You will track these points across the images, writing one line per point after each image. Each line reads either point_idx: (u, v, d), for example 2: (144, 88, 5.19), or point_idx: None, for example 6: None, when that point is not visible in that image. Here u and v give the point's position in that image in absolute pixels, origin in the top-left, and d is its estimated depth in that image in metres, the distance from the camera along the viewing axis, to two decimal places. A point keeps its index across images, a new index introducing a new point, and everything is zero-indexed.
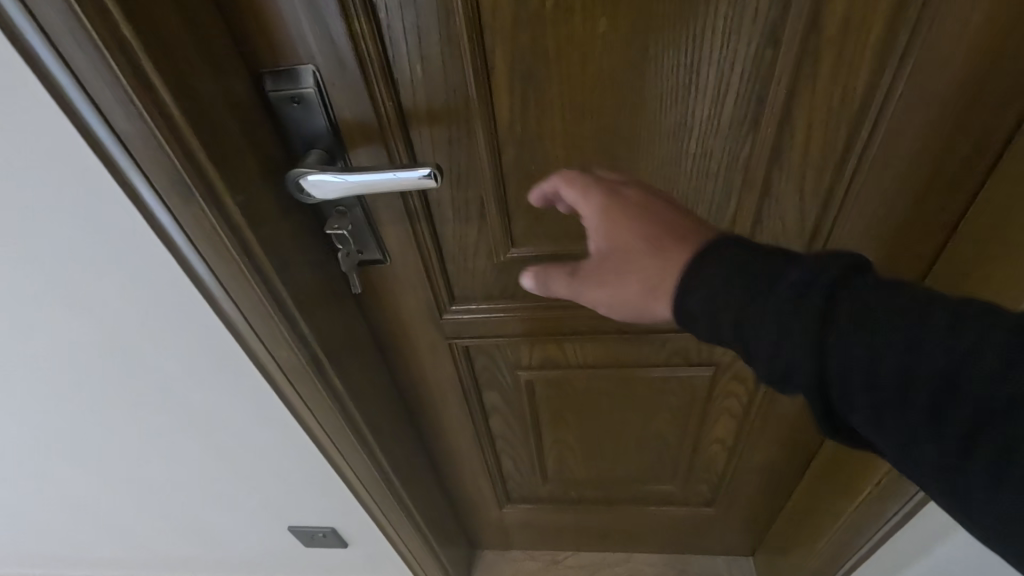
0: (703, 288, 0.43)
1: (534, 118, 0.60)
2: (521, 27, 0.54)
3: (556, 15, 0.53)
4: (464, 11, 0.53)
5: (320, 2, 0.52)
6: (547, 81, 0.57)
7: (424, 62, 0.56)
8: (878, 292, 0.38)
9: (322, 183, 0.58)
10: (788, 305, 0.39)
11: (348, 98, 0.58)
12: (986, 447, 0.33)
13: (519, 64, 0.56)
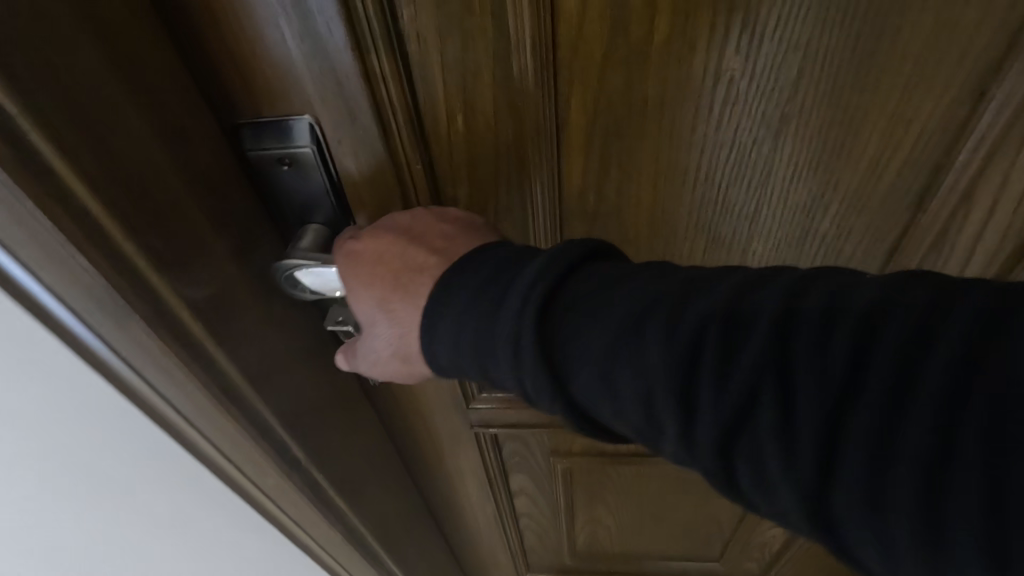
0: (454, 309, 0.38)
1: (612, 187, 0.44)
2: (611, 68, 0.37)
3: (665, 53, 0.36)
4: (530, 46, 0.36)
5: (322, 32, 0.35)
6: (638, 140, 0.41)
7: (468, 115, 0.40)
8: (599, 289, 0.36)
9: (320, 276, 0.42)
10: (512, 316, 0.36)
11: (360, 160, 0.41)
12: (746, 445, 0.31)
13: (602, 117, 0.40)
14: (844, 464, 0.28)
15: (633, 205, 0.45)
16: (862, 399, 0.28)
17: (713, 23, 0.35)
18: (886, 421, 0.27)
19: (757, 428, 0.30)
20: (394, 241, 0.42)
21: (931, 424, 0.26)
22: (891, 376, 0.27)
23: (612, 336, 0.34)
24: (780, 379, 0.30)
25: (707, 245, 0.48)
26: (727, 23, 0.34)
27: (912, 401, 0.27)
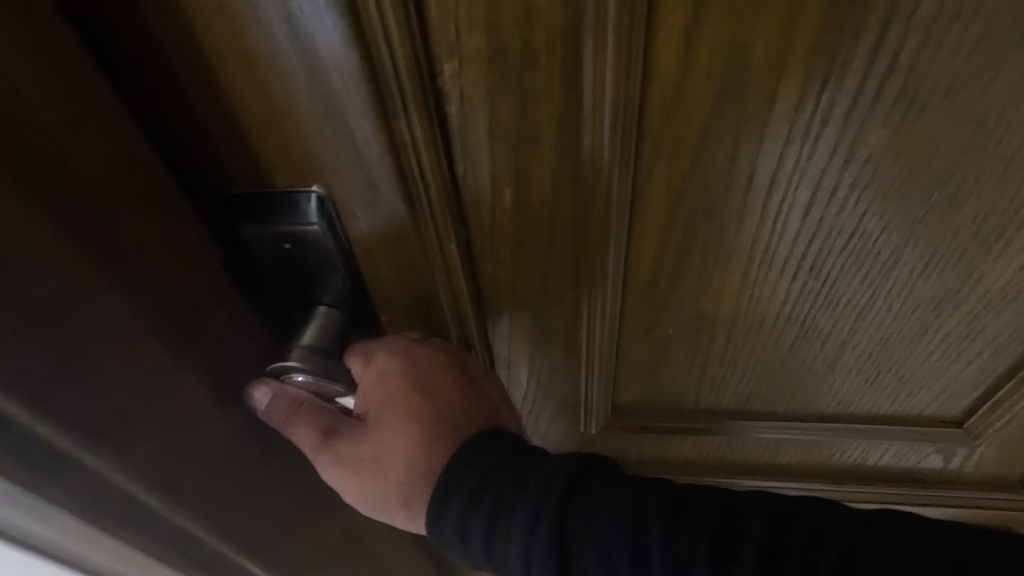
0: (459, 482, 0.34)
1: (690, 275, 0.36)
2: (710, 142, 0.28)
3: (786, 124, 0.27)
4: (608, 120, 0.27)
5: (334, 92, 0.26)
6: (732, 223, 0.32)
7: (519, 190, 0.32)
8: (632, 494, 0.32)
9: (332, 377, 0.34)
10: (525, 524, 0.32)
11: (382, 240, 0.33)
12: None
13: (691, 198, 0.31)
14: None
15: (714, 291, 0.37)
16: None
17: (858, 90, 0.26)
18: None
19: None
20: (410, 355, 0.36)
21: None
22: None
23: (641, 557, 0.30)
24: None
25: (799, 336, 0.39)
26: (876, 90, 0.26)
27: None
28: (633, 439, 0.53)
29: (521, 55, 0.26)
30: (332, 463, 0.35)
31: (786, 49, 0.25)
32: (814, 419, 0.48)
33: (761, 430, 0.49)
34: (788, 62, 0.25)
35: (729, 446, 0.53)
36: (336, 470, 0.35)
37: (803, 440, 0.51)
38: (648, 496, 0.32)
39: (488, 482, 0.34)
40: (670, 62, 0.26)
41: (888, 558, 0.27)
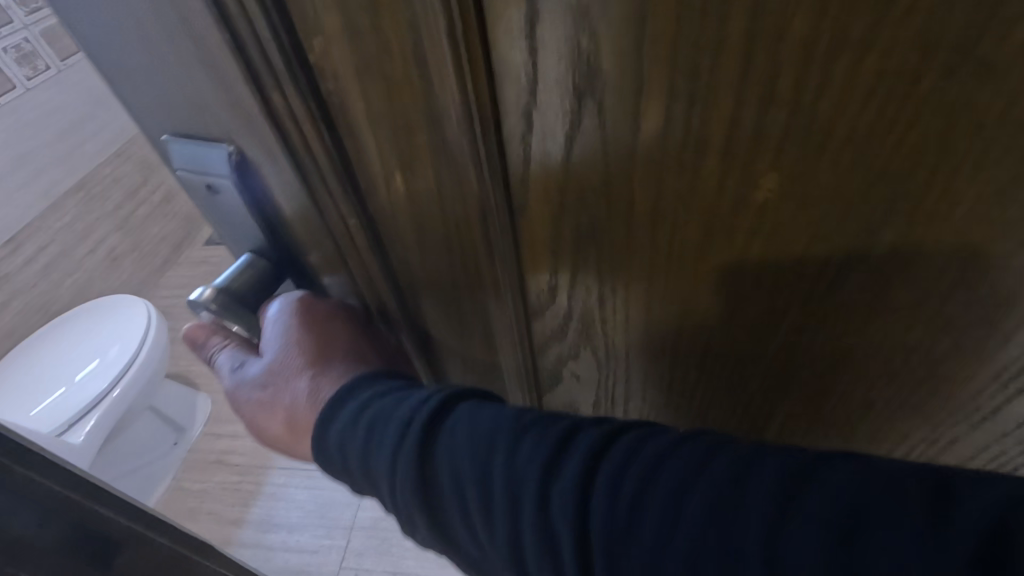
0: (342, 412, 0.33)
1: (591, 297, 0.33)
2: (578, 158, 0.26)
3: (657, 152, 0.24)
4: (458, 117, 0.25)
5: (212, 54, 0.27)
6: (623, 251, 0.29)
7: (408, 179, 0.29)
8: (483, 430, 0.29)
9: (243, 323, 0.37)
10: (393, 439, 0.30)
11: (288, 199, 0.33)
12: None
13: (570, 218, 0.29)
14: None
15: (620, 323, 0.34)
16: (698, 539, 0.22)
17: (731, 113, 0.21)
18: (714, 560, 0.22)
19: None
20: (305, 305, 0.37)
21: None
22: (711, 527, 0.22)
23: (486, 495, 0.28)
24: (606, 547, 0.24)
25: (726, 383, 0.35)
26: (758, 122, 0.21)
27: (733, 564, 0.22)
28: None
29: (376, 38, 0.24)
30: (241, 392, 0.38)
31: (638, 61, 0.21)
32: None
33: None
34: (644, 75, 0.21)
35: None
36: (245, 401, 0.38)
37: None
38: (496, 424, 0.29)
39: (367, 392, 0.33)
40: (514, 58, 0.23)
41: (698, 499, 0.23)
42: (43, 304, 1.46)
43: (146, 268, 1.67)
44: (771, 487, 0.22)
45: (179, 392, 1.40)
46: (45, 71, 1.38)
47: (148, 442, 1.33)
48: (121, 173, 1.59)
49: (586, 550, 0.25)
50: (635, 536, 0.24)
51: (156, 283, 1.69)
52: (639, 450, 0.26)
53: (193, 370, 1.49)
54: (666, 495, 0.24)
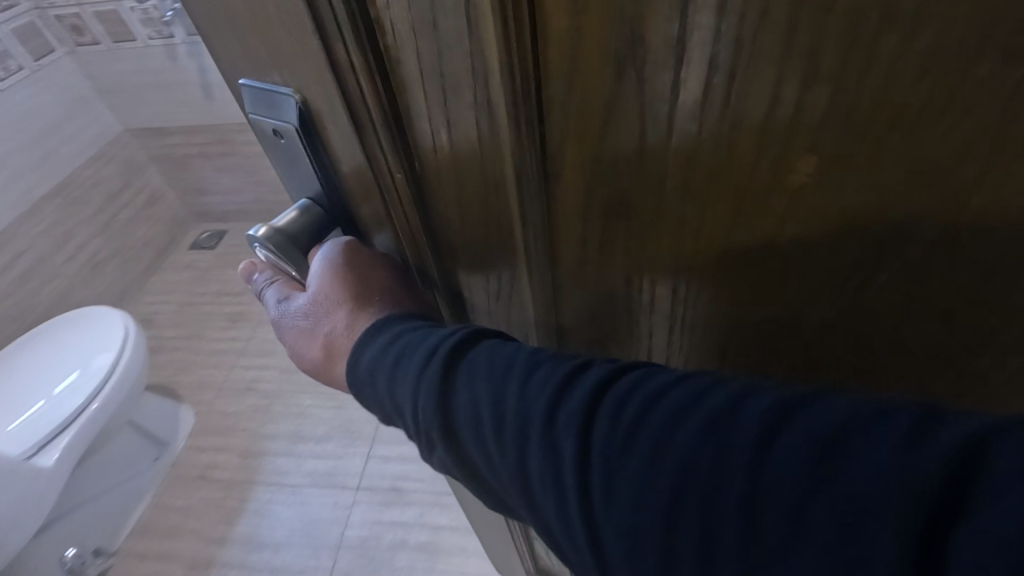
0: (374, 344, 0.34)
1: (616, 268, 0.33)
2: (611, 128, 0.26)
3: (691, 128, 0.24)
4: (496, 71, 0.25)
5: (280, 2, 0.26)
6: (652, 227, 0.29)
7: (450, 139, 0.29)
8: (499, 360, 0.31)
9: (292, 262, 0.38)
10: (417, 368, 0.32)
11: (346, 152, 0.32)
12: (613, 528, 0.26)
13: (599, 189, 0.29)
14: (685, 539, 0.24)
15: (642, 300, 0.34)
16: (691, 460, 0.25)
17: (777, 83, 0.20)
18: (708, 483, 0.24)
19: (606, 516, 0.26)
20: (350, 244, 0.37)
21: (737, 513, 0.23)
22: (704, 448, 0.25)
23: (499, 421, 0.30)
24: (607, 466, 0.26)
25: (748, 361, 0.34)
26: (798, 96, 0.20)
27: (720, 480, 0.24)
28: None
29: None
30: (284, 321, 0.39)
31: (683, 28, 0.21)
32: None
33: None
34: (688, 44, 0.21)
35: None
36: (289, 329, 0.39)
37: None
38: (514, 355, 0.31)
39: (394, 323, 0.35)
40: (560, 22, 0.23)
41: (692, 420, 0.25)
42: (22, 312, 1.57)
43: (133, 269, 1.85)
44: (759, 412, 0.24)
45: (160, 406, 1.52)
46: (17, 70, 1.52)
47: (131, 457, 1.41)
48: (102, 174, 1.75)
49: (586, 470, 0.27)
50: (630, 456, 0.26)
51: (139, 291, 1.86)
52: (641, 385, 0.28)
53: (175, 383, 1.60)
54: (659, 423, 0.26)
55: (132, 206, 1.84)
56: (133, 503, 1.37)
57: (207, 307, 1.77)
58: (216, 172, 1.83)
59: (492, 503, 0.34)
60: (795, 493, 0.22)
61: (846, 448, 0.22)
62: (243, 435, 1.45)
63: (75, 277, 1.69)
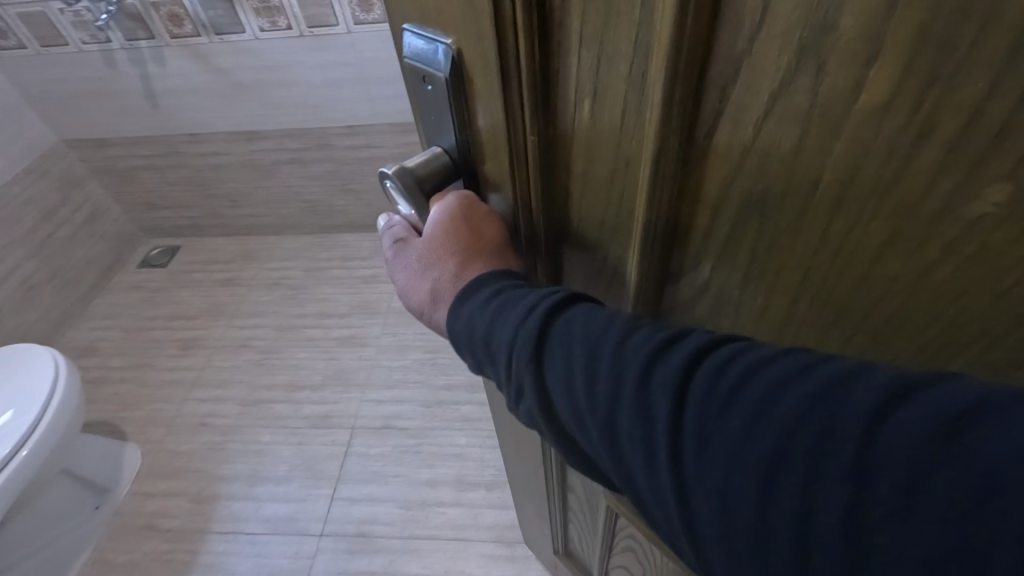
0: (474, 300, 0.37)
1: (713, 257, 0.34)
2: (770, 125, 0.26)
3: (865, 138, 0.24)
4: (666, 49, 0.25)
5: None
6: (789, 234, 0.29)
7: (593, 104, 0.30)
8: (593, 322, 0.34)
9: (413, 205, 0.40)
10: (516, 321, 0.35)
11: (484, 108, 0.33)
12: (703, 489, 0.28)
13: (736, 186, 0.29)
14: (782, 500, 0.26)
15: (755, 308, 0.35)
16: (792, 431, 0.26)
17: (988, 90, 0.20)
18: (812, 448, 0.26)
19: (698, 472, 0.28)
20: (467, 196, 0.40)
21: (844, 476, 0.25)
22: (818, 421, 0.26)
23: (592, 373, 0.32)
24: (698, 419, 0.29)
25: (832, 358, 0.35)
26: (1008, 115, 0.20)
27: (828, 447, 0.25)
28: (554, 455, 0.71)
29: None
30: (397, 262, 0.43)
31: (886, 24, 0.21)
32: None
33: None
34: (887, 40, 0.21)
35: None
36: (401, 273, 0.42)
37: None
38: (610, 314, 0.34)
39: (495, 281, 0.37)
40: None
41: (793, 399, 0.27)
42: None
43: (67, 295, 2.09)
44: (874, 389, 0.25)
45: (105, 447, 1.71)
46: None
47: (75, 508, 1.55)
48: (34, 192, 1.95)
49: (680, 420, 0.29)
50: (733, 413, 0.28)
51: (69, 324, 2.09)
52: (742, 353, 0.30)
53: (122, 426, 1.79)
54: (770, 385, 0.28)
55: (69, 223, 2.08)
56: (79, 550, 1.52)
57: (155, 334, 2.06)
58: (164, 184, 2.19)
59: (568, 454, 0.37)
60: (905, 472, 0.23)
61: (968, 436, 0.23)
62: (224, 508, 1.59)
63: (10, 306, 1.88)
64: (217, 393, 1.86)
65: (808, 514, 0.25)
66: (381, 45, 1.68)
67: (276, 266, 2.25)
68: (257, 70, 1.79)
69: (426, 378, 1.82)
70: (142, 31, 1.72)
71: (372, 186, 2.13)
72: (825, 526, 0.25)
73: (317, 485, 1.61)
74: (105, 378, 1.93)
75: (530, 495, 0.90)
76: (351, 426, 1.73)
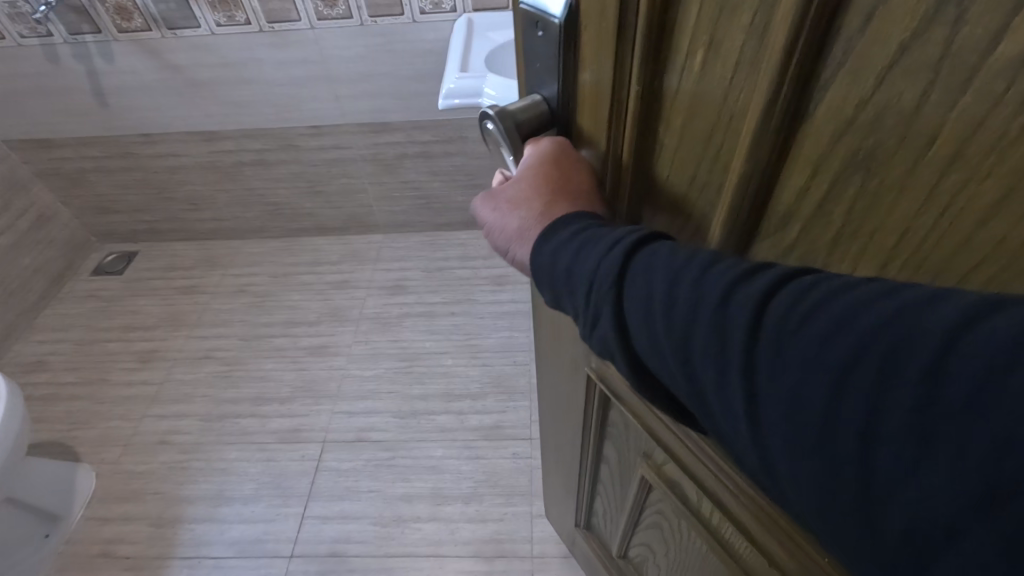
0: (561, 236, 0.39)
1: (797, 203, 0.33)
2: (895, 76, 0.25)
3: (994, 84, 0.22)
4: None
5: None
6: (892, 193, 0.28)
7: (710, 52, 0.32)
8: (671, 257, 0.33)
9: (512, 148, 0.45)
10: (600, 252, 0.36)
11: (596, 52, 0.38)
12: (774, 415, 0.27)
13: (845, 142, 0.28)
14: (844, 424, 0.24)
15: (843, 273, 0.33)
16: (867, 352, 0.24)
17: None
18: (882, 371, 0.23)
19: (768, 392, 0.27)
20: (562, 145, 0.44)
21: (913, 382, 0.22)
22: (898, 347, 0.23)
23: (669, 301, 0.32)
24: (774, 340, 0.27)
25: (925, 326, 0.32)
26: None
27: (900, 360, 0.23)
28: (596, 424, 0.74)
29: None
30: (490, 204, 0.45)
31: None
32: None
33: (711, 456, 0.52)
34: None
35: (671, 472, 0.62)
36: (494, 212, 0.44)
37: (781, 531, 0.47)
38: (688, 249, 0.34)
39: (583, 219, 0.39)
40: None
41: (879, 312, 0.25)
42: None
43: (11, 307, 1.93)
44: (963, 303, 0.23)
45: (56, 469, 1.57)
46: None
47: (24, 536, 1.42)
48: None
49: (756, 340, 0.28)
50: (812, 326, 0.26)
51: (14, 337, 1.93)
52: (826, 280, 0.28)
53: (77, 444, 1.66)
54: (855, 301, 0.26)
55: (18, 228, 1.94)
56: None
57: (110, 345, 1.92)
58: (118, 188, 2.07)
59: (643, 388, 0.37)
60: (971, 386, 0.21)
61: None
62: (188, 530, 1.48)
63: None
64: (179, 408, 1.74)
65: (873, 421, 0.24)
66: (347, 41, 1.62)
67: (241, 272, 2.14)
68: (215, 67, 1.70)
69: (402, 387, 1.75)
70: (87, 25, 1.61)
71: (341, 188, 2.06)
72: (891, 430, 0.23)
73: (286, 504, 1.52)
74: (55, 394, 1.78)
75: (560, 455, 0.93)
76: (322, 439, 1.64)
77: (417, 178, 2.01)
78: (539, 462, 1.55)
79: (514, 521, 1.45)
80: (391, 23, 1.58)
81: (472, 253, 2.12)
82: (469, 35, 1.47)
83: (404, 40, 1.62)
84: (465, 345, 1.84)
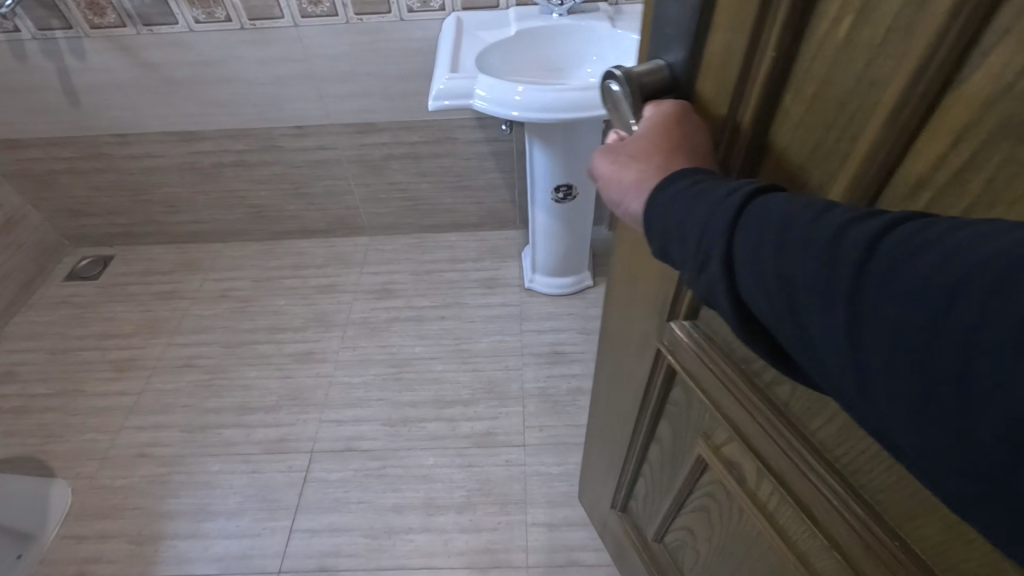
0: (675, 188, 0.36)
1: (935, 176, 0.30)
2: None
3: None
4: None
5: None
6: None
7: (862, 18, 0.30)
8: (785, 207, 0.30)
9: (632, 107, 0.43)
10: (715, 201, 0.33)
11: (732, 12, 0.36)
12: (878, 353, 0.25)
13: (998, 111, 0.26)
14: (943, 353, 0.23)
15: None
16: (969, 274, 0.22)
17: None
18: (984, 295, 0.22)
19: (871, 329, 0.26)
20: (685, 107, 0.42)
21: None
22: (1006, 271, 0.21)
23: (780, 245, 0.29)
24: (878, 273, 0.26)
25: None
26: None
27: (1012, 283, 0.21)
28: (654, 401, 0.71)
29: None
30: (606, 157, 0.42)
31: None
32: (871, 476, 0.41)
33: (787, 442, 0.48)
34: None
35: (733, 453, 0.58)
36: (610, 166, 0.42)
37: (862, 524, 0.43)
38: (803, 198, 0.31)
39: (698, 172, 0.36)
40: None
41: (986, 240, 0.23)
42: None
43: None
44: None
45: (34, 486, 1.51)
46: None
47: None
48: None
49: (863, 272, 0.26)
50: (923, 255, 0.24)
51: None
52: (943, 221, 0.25)
53: (52, 458, 1.58)
54: (975, 233, 0.24)
55: None
56: None
57: (86, 354, 1.83)
58: (92, 190, 1.97)
59: (755, 347, 0.34)
60: None
61: None
62: (171, 547, 1.41)
63: None
64: (159, 419, 1.67)
65: (974, 335, 0.22)
66: (332, 40, 1.56)
67: (223, 275, 2.06)
68: (193, 65, 1.62)
69: (391, 394, 1.70)
70: (56, 20, 1.52)
71: (326, 190, 2.00)
72: (991, 348, 0.21)
73: (273, 517, 1.46)
74: (28, 406, 1.70)
75: (607, 428, 0.91)
76: (309, 449, 1.59)
77: (403, 180, 1.96)
78: (533, 469, 1.51)
79: (509, 530, 1.41)
80: (378, 21, 1.52)
81: (461, 255, 2.08)
82: (458, 36, 1.39)
83: (390, 38, 1.56)
84: (455, 350, 1.79)
